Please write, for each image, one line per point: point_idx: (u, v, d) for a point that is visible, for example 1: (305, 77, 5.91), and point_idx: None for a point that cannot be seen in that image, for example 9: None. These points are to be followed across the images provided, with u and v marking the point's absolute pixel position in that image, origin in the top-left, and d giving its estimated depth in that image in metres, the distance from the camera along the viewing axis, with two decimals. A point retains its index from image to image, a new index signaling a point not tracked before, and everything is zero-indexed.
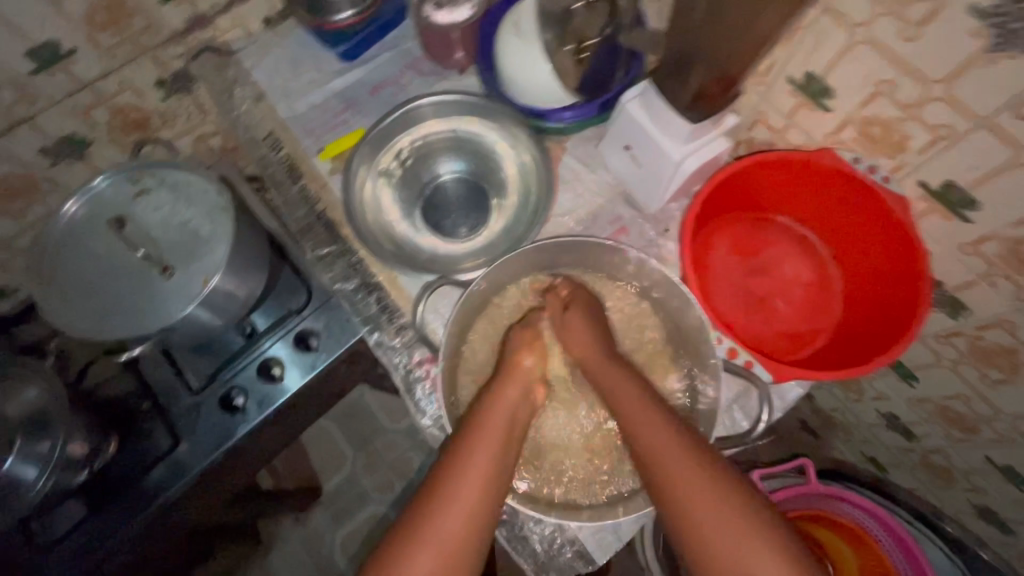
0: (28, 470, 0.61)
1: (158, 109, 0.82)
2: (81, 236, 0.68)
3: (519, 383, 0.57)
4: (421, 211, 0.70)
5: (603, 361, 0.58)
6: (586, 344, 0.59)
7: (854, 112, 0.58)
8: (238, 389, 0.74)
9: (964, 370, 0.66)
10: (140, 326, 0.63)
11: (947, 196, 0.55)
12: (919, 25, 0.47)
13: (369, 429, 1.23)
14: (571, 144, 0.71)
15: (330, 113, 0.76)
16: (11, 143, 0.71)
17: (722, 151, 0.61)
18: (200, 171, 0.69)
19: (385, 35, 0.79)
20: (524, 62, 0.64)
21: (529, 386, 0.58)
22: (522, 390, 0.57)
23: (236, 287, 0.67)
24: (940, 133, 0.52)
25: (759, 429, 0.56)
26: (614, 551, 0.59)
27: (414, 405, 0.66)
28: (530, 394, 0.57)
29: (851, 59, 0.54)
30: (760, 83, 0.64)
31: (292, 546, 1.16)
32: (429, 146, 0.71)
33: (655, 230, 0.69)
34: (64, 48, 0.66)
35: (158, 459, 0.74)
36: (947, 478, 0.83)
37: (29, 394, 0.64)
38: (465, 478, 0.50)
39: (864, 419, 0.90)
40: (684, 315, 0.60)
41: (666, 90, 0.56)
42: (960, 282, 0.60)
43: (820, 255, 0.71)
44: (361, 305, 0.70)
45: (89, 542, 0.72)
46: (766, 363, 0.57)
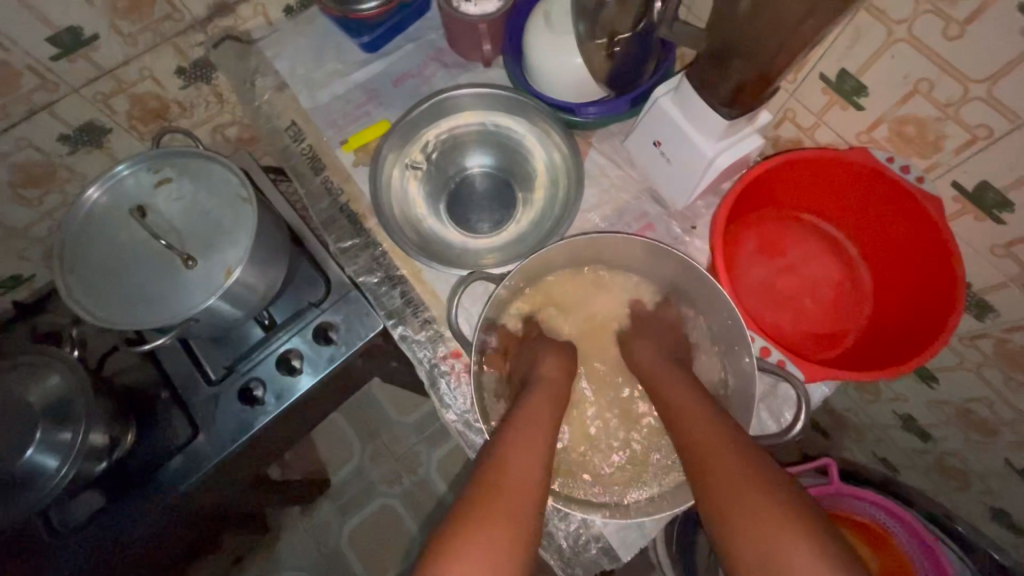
0: (49, 459, 0.61)
1: (177, 98, 0.81)
2: (102, 225, 0.67)
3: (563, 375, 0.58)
4: (448, 205, 0.70)
5: (653, 365, 0.59)
6: (643, 354, 0.60)
7: (889, 112, 0.57)
8: (257, 380, 0.72)
9: (988, 373, 0.66)
10: (162, 317, 0.62)
11: (982, 198, 0.55)
12: (963, 23, 0.47)
13: (378, 423, 1.23)
14: (597, 139, 0.71)
15: (353, 105, 0.77)
16: (31, 130, 0.70)
17: (753, 147, 0.61)
18: (223, 160, 0.68)
19: (407, 26, 0.78)
20: (558, 56, 0.63)
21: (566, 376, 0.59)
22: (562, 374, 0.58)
23: (258, 279, 0.66)
24: (979, 134, 0.51)
25: (797, 430, 0.55)
26: (640, 547, 0.59)
27: (438, 398, 0.68)
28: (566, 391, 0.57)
29: (888, 58, 0.53)
30: (790, 81, 0.64)
31: (300, 538, 1.16)
32: (458, 139, 0.70)
33: (680, 227, 0.69)
34: (87, 34, 0.66)
35: (175, 451, 0.73)
36: (963, 480, 0.83)
37: (53, 382, 0.64)
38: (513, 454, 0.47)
39: (879, 420, 0.90)
40: (715, 312, 0.60)
41: (704, 83, 0.55)
42: (990, 284, 0.60)
43: (847, 255, 0.71)
44: (385, 298, 0.73)
45: (106, 533, 0.72)
46: (799, 362, 0.56)
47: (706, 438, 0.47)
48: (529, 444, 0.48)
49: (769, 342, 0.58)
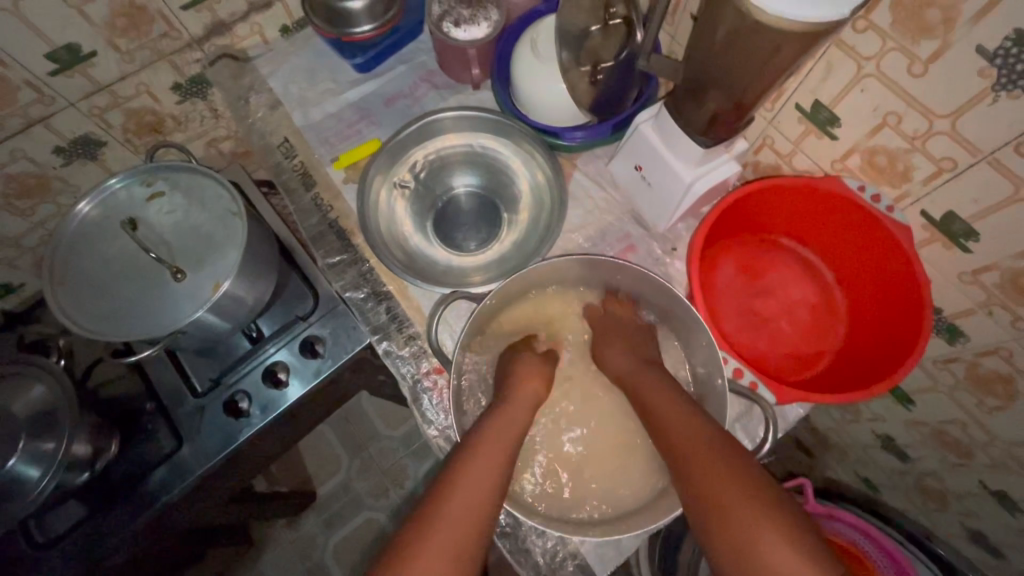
0: (30, 469, 0.61)
1: (173, 112, 0.82)
2: (92, 238, 0.68)
3: (522, 410, 0.57)
4: (434, 223, 0.71)
5: (624, 359, 0.61)
6: (617, 355, 0.62)
7: (860, 142, 0.59)
8: (242, 393, 0.73)
9: (961, 396, 0.68)
10: (149, 330, 0.63)
11: (949, 226, 0.57)
12: (926, 62, 0.49)
13: (365, 436, 1.23)
14: (581, 161, 0.73)
15: (345, 123, 0.78)
16: (25, 142, 0.71)
17: (731, 173, 0.62)
18: (215, 176, 0.69)
19: (400, 48, 0.80)
20: (544, 81, 0.65)
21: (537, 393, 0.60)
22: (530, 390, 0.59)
23: (246, 292, 0.67)
24: (944, 166, 0.53)
25: (767, 450, 0.56)
26: (616, 566, 0.59)
27: (421, 414, 0.69)
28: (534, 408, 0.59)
29: (859, 92, 0.55)
30: (768, 109, 0.66)
31: (285, 551, 1.16)
32: (444, 159, 0.72)
33: (661, 248, 0.70)
34: (85, 51, 0.67)
35: (159, 462, 0.73)
36: (941, 501, 0.83)
37: (38, 393, 0.65)
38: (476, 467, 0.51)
39: (860, 440, 0.91)
40: (692, 334, 0.61)
41: (681, 113, 0.58)
42: (959, 310, 0.61)
43: (824, 279, 0.73)
44: (371, 314, 0.74)
45: (87, 544, 0.72)
46: (771, 386, 0.58)
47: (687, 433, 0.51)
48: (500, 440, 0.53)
49: (742, 364, 0.60)
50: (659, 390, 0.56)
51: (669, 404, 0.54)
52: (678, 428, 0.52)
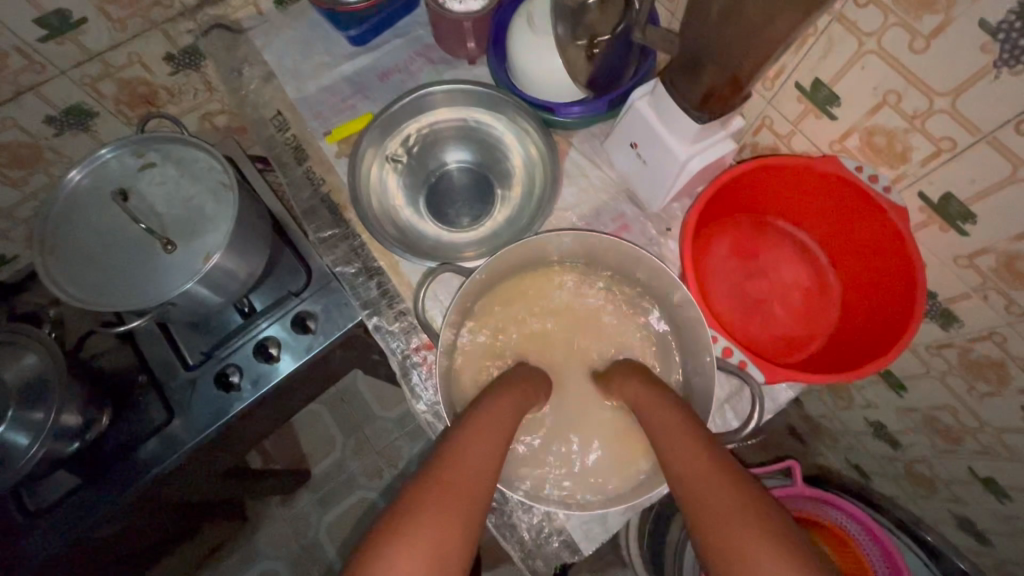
0: (20, 437, 0.61)
1: (165, 84, 0.81)
2: (83, 208, 0.67)
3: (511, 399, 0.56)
4: (426, 199, 0.71)
5: (633, 383, 0.57)
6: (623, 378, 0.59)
7: (859, 122, 0.58)
8: (234, 366, 0.73)
9: (953, 382, 0.67)
10: (139, 300, 0.63)
11: (946, 209, 0.56)
12: (927, 37, 0.48)
13: (360, 416, 1.24)
14: (577, 139, 0.72)
15: (339, 97, 0.77)
16: (16, 110, 0.71)
17: (727, 152, 0.62)
18: (206, 147, 0.69)
19: (396, 22, 0.79)
20: (538, 54, 0.64)
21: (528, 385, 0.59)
22: (522, 393, 0.58)
23: (237, 265, 0.67)
24: (943, 146, 0.53)
25: (752, 429, 0.56)
26: (601, 542, 0.60)
27: (409, 389, 0.69)
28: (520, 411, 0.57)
29: (859, 69, 0.54)
30: (767, 88, 0.65)
31: (279, 528, 1.17)
32: (437, 134, 0.71)
33: (656, 229, 0.70)
34: (75, 17, 0.66)
35: (151, 433, 0.74)
36: (930, 488, 0.84)
37: (29, 361, 0.65)
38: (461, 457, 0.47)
39: (851, 427, 0.91)
40: (682, 313, 0.61)
41: (677, 88, 0.57)
42: (954, 295, 0.61)
43: (818, 262, 0.72)
44: (362, 289, 0.74)
45: (79, 514, 0.72)
46: (760, 364, 0.58)
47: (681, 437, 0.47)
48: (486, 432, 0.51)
49: (732, 343, 0.59)
50: (655, 401, 0.53)
51: (663, 414, 0.51)
52: (670, 433, 0.48)
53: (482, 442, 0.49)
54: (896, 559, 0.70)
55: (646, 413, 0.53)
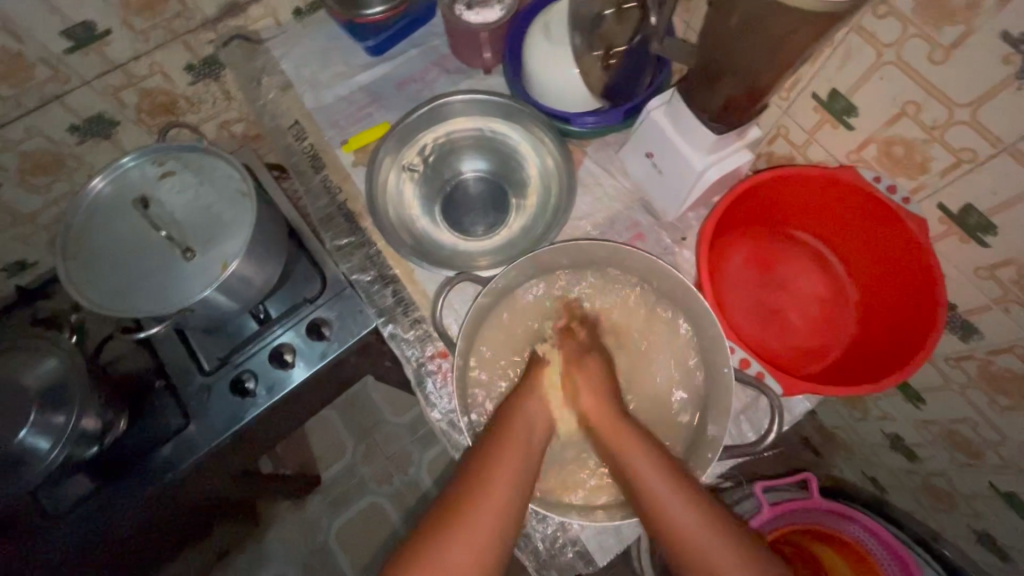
0: (41, 441, 0.62)
1: (186, 93, 0.83)
2: (105, 215, 0.68)
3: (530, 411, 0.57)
4: (442, 207, 0.71)
5: (632, 442, 0.53)
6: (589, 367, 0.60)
7: (877, 132, 0.58)
8: (250, 372, 0.74)
9: (972, 395, 0.66)
10: (159, 306, 0.63)
11: (966, 220, 0.56)
12: (947, 48, 0.48)
13: (371, 422, 1.24)
14: (592, 148, 0.72)
15: (356, 107, 0.78)
16: (41, 119, 0.72)
17: (744, 162, 0.62)
18: (225, 156, 0.70)
19: (412, 32, 0.80)
20: (555, 64, 0.65)
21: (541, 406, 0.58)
22: (537, 413, 0.57)
23: (255, 272, 0.67)
24: (963, 157, 0.52)
25: (771, 442, 0.56)
26: (616, 554, 0.60)
27: (425, 397, 0.69)
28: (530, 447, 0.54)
29: (877, 79, 0.54)
30: (783, 98, 0.65)
31: (289, 533, 1.17)
32: (454, 143, 0.72)
33: (671, 238, 0.70)
34: (100, 29, 0.68)
35: (167, 438, 0.74)
36: (948, 501, 0.82)
37: (49, 365, 0.66)
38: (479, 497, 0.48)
39: (868, 438, 0.90)
40: (700, 323, 0.61)
41: (694, 99, 0.57)
42: (974, 307, 0.60)
43: (835, 271, 0.72)
44: (377, 297, 0.75)
45: (95, 517, 0.73)
46: (778, 376, 0.57)
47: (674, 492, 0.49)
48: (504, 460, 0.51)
49: (749, 354, 0.59)
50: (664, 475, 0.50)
51: (674, 493, 0.49)
52: (698, 530, 0.47)
53: (496, 522, 0.47)
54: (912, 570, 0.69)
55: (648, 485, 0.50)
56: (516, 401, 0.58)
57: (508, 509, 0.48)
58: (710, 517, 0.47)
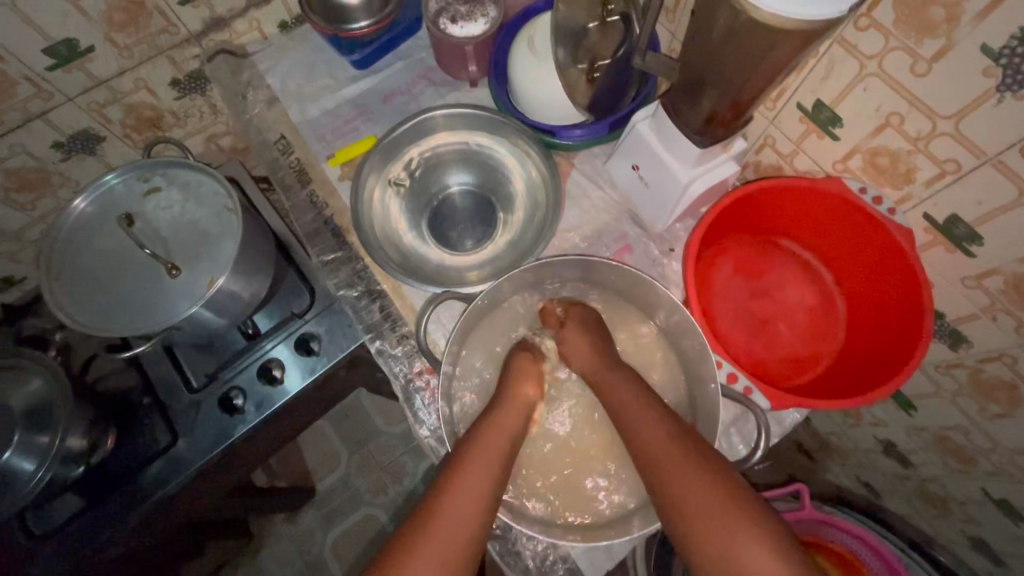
0: (26, 462, 0.61)
1: (171, 108, 0.82)
2: (89, 233, 0.68)
3: (515, 409, 0.57)
4: (429, 221, 0.71)
5: (620, 390, 0.57)
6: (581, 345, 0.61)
7: (862, 142, 0.58)
8: (237, 390, 0.73)
9: (963, 402, 0.66)
10: (143, 325, 0.63)
11: (952, 230, 0.56)
12: (929, 60, 0.48)
13: (365, 432, 1.24)
14: (579, 160, 0.72)
15: (342, 120, 0.78)
16: (24, 137, 0.72)
17: (730, 173, 0.62)
18: (211, 172, 0.69)
19: (398, 45, 0.80)
20: (539, 78, 0.65)
21: (522, 403, 0.58)
22: (519, 403, 0.58)
23: (242, 289, 0.67)
24: (947, 168, 0.52)
25: (758, 457, 0.55)
26: (608, 569, 0.59)
27: (413, 414, 0.69)
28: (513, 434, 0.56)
29: (861, 90, 0.54)
30: (769, 109, 0.64)
31: (283, 546, 1.16)
32: (440, 157, 0.72)
33: (659, 249, 0.69)
34: (83, 46, 0.67)
35: (155, 456, 0.74)
36: (942, 507, 0.82)
37: (34, 386, 0.65)
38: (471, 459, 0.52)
39: (861, 444, 0.89)
40: (687, 338, 0.60)
41: (678, 112, 0.57)
42: (962, 315, 0.60)
43: (823, 281, 0.71)
44: (364, 312, 0.73)
45: (83, 538, 0.72)
46: (765, 391, 0.57)
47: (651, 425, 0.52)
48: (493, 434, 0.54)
49: (736, 369, 0.59)
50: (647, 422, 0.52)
51: (652, 432, 0.52)
52: (674, 461, 0.49)
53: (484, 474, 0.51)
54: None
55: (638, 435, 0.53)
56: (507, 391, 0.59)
57: (494, 477, 0.51)
58: (685, 453, 0.49)
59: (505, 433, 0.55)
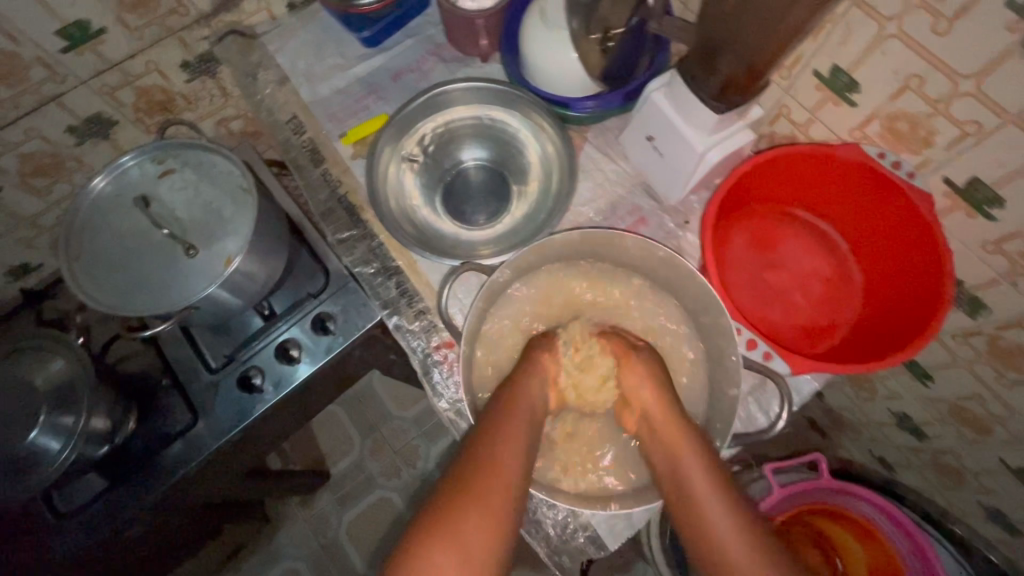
0: (51, 442, 0.62)
1: (182, 91, 0.82)
2: (106, 215, 0.68)
3: (538, 376, 0.59)
4: (443, 197, 0.71)
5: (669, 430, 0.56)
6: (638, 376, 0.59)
7: (880, 108, 0.57)
8: (256, 368, 0.74)
9: (980, 370, 0.66)
10: (163, 304, 0.63)
11: (972, 194, 0.55)
12: (951, 19, 0.47)
13: (378, 416, 1.25)
14: (592, 134, 0.72)
15: (353, 99, 0.78)
16: (38, 120, 0.72)
17: (745, 142, 0.61)
18: (225, 153, 0.69)
19: (407, 22, 0.80)
20: (553, 50, 0.64)
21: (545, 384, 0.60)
22: (540, 389, 0.59)
23: (258, 268, 0.67)
24: (968, 130, 0.51)
25: (779, 429, 0.56)
26: (627, 537, 0.60)
27: (431, 388, 0.70)
28: (533, 423, 0.56)
29: (879, 54, 0.53)
30: (784, 77, 0.64)
31: (300, 528, 1.18)
32: (453, 132, 0.72)
33: (673, 221, 0.69)
34: (95, 27, 0.67)
35: (175, 436, 0.74)
36: (957, 478, 0.82)
37: (57, 366, 0.66)
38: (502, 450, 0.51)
39: (874, 419, 0.89)
40: (705, 307, 0.60)
41: (694, 78, 0.57)
42: (981, 282, 0.60)
43: (840, 250, 0.71)
44: (381, 289, 0.74)
45: (107, 516, 0.73)
46: (783, 355, 0.57)
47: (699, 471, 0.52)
48: (515, 419, 0.54)
49: (756, 335, 0.59)
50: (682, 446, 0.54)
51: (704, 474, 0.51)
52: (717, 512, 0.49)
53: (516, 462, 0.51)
54: (918, 539, 0.70)
55: (675, 458, 0.53)
56: (523, 373, 0.59)
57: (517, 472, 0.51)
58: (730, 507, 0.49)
59: (522, 426, 0.54)
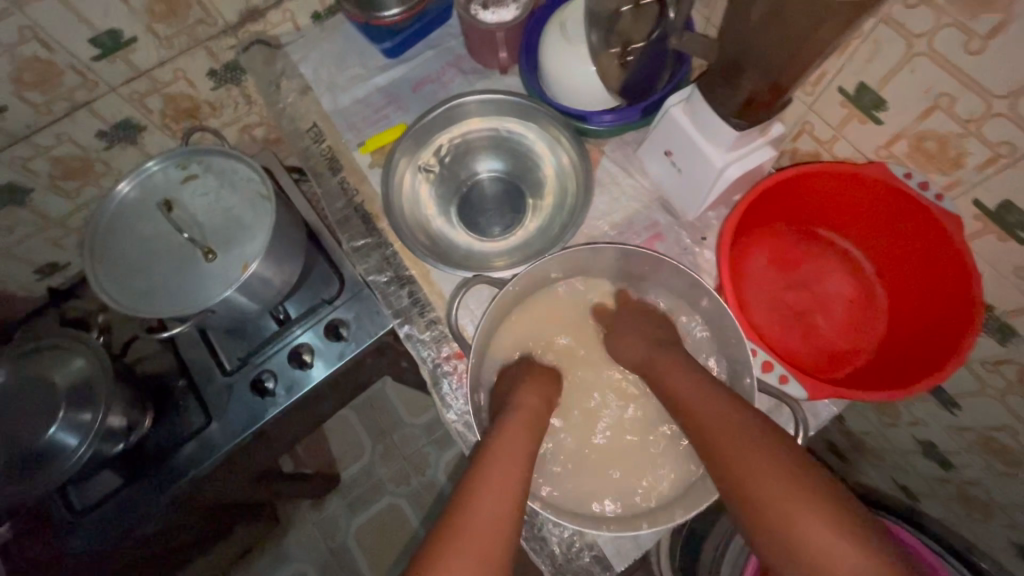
0: (69, 438, 0.64)
1: (208, 98, 0.85)
2: (129, 219, 0.70)
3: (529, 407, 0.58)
4: (458, 208, 0.71)
5: (667, 363, 0.57)
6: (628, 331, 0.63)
7: (908, 126, 0.56)
8: (269, 372, 0.74)
9: (1011, 401, 0.63)
10: (182, 306, 0.64)
11: (1004, 217, 0.53)
12: (986, 37, 0.45)
13: (389, 421, 1.25)
14: (610, 147, 0.71)
15: (373, 108, 0.79)
16: (70, 126, 0.74)
17: (767, 159, 0.60)
18: (246, 160, 0.70)
19: (428, 33, 0.80)
20: (572, 63, 0.64)
21: (541, 401, 0.59)
22: (538, 404, 0.59)
23: (274, 274, 0.68)
24: (1000, 152, 0.50)
25: None
26: (634, 559, 0.59)
27: (440, 398, 0.70)
28: (533, 431, 0.57)
29: (908, 71, 0.52)
30: (808, 93, 0.63)
31: (308, 532, 1.18)
32: (469, 144, 0.72)
33: (691, 237, 0.68)
34: (126, 36, 0.69)
35: (188, 438, 0.75)
36: (985, 511, 0.78)
37: (77, 365, 0.67)
38: (496, 454, 0.52)
39: (897, 445, 0.86)
40: (721, 327, 0.59)
41: (715, 95, 0.56)
42: (1012, 308, 0.57)
43: (863, 272, 0.69)
44: (394, 298, 0.74)
45: (120, 513, 0.74)
46: (801, 380, 0.56)
47: (702, 393, 0.53)
48: (513, 429, 0.55)
49: (773, 357, 0.57)
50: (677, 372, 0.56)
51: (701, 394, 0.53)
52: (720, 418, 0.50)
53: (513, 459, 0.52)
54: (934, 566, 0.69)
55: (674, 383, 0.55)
56: (519, 396, 0.59)
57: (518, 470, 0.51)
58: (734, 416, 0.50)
59: (524, 430, 0.56)
